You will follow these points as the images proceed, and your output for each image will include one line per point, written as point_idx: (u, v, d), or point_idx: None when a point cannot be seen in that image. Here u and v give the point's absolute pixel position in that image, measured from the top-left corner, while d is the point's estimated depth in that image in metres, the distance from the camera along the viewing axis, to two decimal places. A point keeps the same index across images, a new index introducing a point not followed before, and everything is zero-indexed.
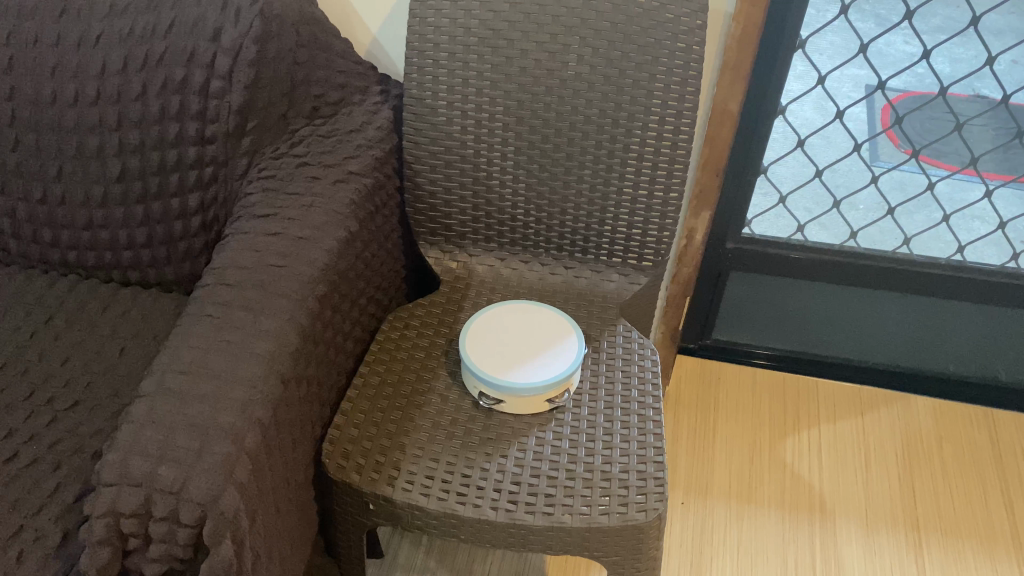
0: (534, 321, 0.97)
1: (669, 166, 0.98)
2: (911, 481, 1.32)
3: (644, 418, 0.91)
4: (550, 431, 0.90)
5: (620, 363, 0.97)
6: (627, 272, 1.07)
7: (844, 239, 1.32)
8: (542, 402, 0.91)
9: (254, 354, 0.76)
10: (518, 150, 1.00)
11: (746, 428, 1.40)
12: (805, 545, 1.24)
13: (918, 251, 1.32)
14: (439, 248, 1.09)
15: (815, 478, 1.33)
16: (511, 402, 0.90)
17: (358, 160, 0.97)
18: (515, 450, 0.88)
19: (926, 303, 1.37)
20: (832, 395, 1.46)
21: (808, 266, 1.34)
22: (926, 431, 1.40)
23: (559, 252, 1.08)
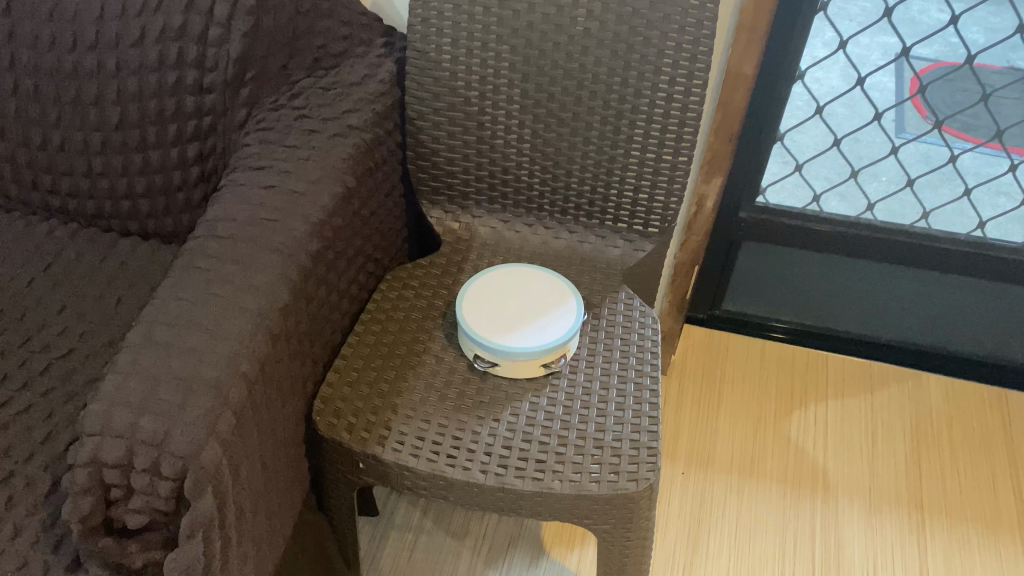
0: (534, 284, 0.95)
1: (679, 129, 0.95)
2: (918, 461, 1.30)
3: (640, 387, 0.89)
4: (545, 396, 0.88)
5: (620, 330, 0.95)
6: (633, 238, 1.04)
7: (861, 211, 1.28)
8: (539, 366, 0.89)
9: (243, 308, 0.75)
10: (523, 108, 0.97)
11: (751, 401, 1.38)
12: (805, 523, 1.23)
13: (937, 225, 1.28)
14: (441, 208, 1.07)
15: (820, 454, 1.31)
16: (507, 366, 0.89)
17: (358, 114, 0.95)
18: (508, 414, 0.87)
19: (943, 279, 1.34)
20: (842, 369, 1.43)
21: (822, 238, 1.30)
22: (936, 410, 1.37)
23: (563, 215, 1.06)
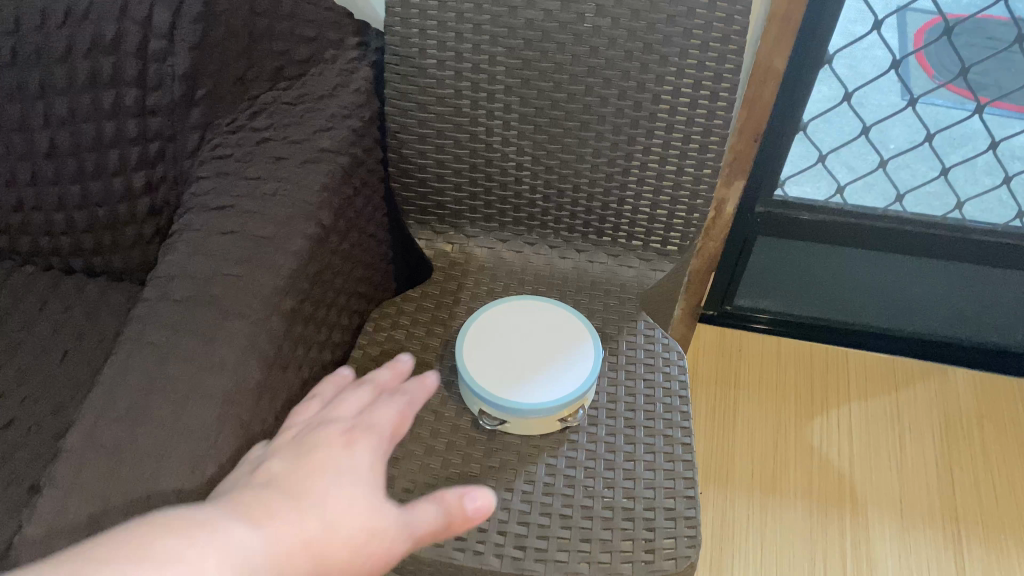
0: (542, 321, 0.83)
1: (703, 138, 0.82)
2: (949, 468, 1.22)
3: (670, 441, 0.79)
4: (563, 457, 0.78)
5: (642, 370, 0.84)
6: (651, 257, 0.93)
7: (888, 203, 1.17)
8: (556, 421, 0.78)
9: (207, 394, 0.62)
10: (523, 117, 0.84)
11: (769, 407, 1.28)
12: (834, 543, 1.14)
13: (973, 216, 1.16)
14: (431, 229, 0.94)
15: (845, 464, 1.22)
16: (520, 423, 0.77)
17: (330, 134, 0.80)
18: (522, 482, 0.76)
19: (973, 271, 1.23)
20: (863, 367, 1.33)
21: (844, 231, 1.19)
22: (965, 408, 1.28)
23: (570, 232, 0.93)
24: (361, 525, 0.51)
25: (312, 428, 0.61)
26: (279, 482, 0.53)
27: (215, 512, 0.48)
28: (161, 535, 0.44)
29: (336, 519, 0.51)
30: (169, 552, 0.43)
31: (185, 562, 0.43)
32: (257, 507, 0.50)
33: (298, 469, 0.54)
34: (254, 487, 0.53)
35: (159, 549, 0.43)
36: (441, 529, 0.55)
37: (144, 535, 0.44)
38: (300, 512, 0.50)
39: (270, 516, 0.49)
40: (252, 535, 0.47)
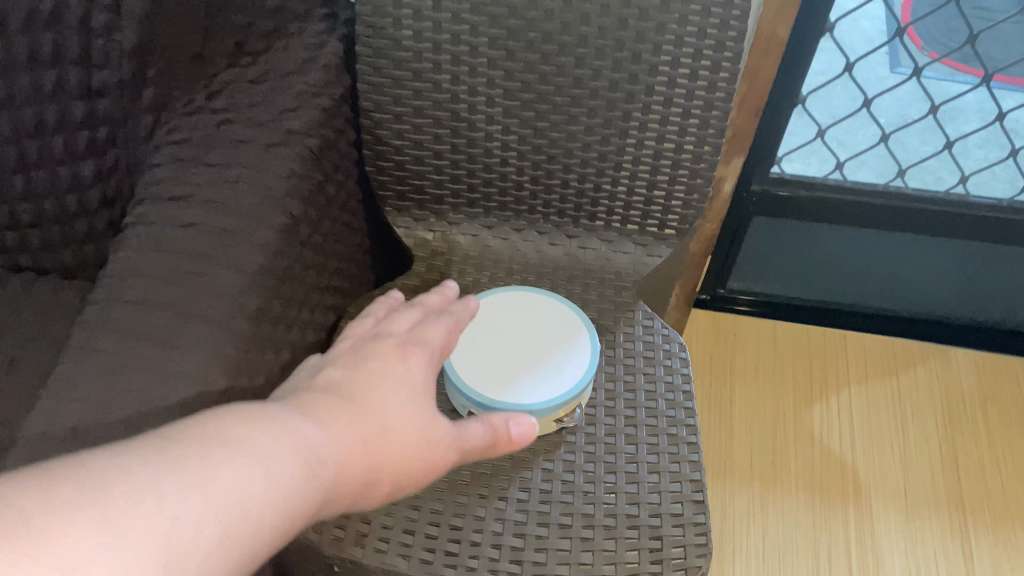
0: (535, 314, 0.77)
1: (704, 113, 0.75)
2: (953, 453, 1.18)
3: (675, 441, 0.73)
4: (559, 461, 0.72)
5: (642, 364, 0.79)
6: (646, 241, 0.86)
7: (889, 179, 1.12)
8: (552, 422, 0.72)
9: (165, 407, 0.56)
10: (508, 93, 0.77)
11: (767, 395, 1.23)
12: (838, 535, 1.10)
13: (976, 191, 1.12)
14: (410, 216, 0.88)
15: (847, 452, 1.17)
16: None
17: (298, 114, 0.74)
18: (517, 490, 0.70)
19: (975, 248, 1.18)
20: (863, 349, 1.29)
21: (843, 210, 1.14)
22: (968, 390, 1.24)
23: (560, 216, 0.87)
24: (420, 435, 0.51)
25: (366, 338, 0.59)
26: (339, 386, 0.51)
27: (280, 406, 0.47)
28: (234, 425, 0.42)
29: (395, 425, 0.50)
30: (241, 443, 0.41)
31: (259, 455, 0.41)
32: (321, 406, 0.48)
33: (359, 375, 0.53)
34: (315, 389, 0.51)
35: (232, 439, 0.41)
36: (489, 445, 0.55)
37: (211, 426, 0.42)
38: (362, 416, 0.49)
39: (335, 416, 0.48)
40: (319, 433, 0.45)
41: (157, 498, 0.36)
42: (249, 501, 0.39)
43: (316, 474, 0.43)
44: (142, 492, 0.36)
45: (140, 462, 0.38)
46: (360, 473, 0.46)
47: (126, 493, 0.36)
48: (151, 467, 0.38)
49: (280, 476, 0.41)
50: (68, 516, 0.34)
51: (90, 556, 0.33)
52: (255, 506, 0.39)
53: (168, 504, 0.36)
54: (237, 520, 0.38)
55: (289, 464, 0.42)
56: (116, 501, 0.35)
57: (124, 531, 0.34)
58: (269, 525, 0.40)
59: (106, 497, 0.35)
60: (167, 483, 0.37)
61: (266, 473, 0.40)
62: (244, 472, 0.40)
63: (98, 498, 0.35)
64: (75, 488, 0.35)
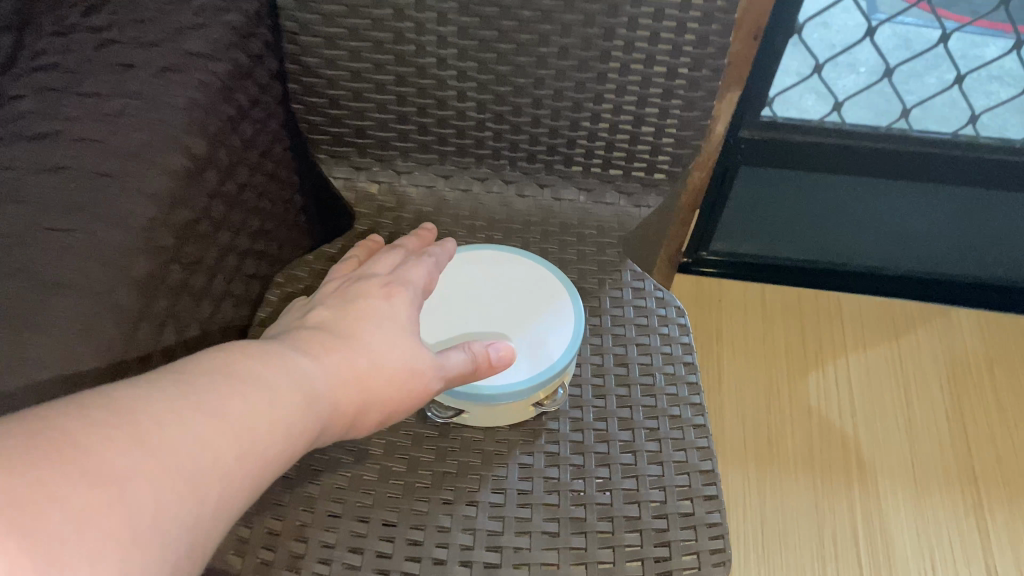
0: (505, 277, 0.64)
1: (702, 28, 0.60)
2: (961, 421, 1.07)
3: (679, 424, 0.61)
4: (540, 454, 0.60)
5: (634, 335, 0.66)
6: (632, 190, 0.73)
7: (891, 118, 1.00)
8: (528, 407, 0.60)
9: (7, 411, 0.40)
10: (462, 7, 0.62)
11: (758, 365, 1.12)
12: (843, 516, 0.99)
13: (987, 133, 0.99)
14: (349, 164, 0.73)
15: (847, 424, 1.07)
16: (483, 413, 0.59)
17: (201, 32, 0.58)
18: (490, 492, 0.57)
19: (983, 197, 1.07)
20: (858, 312, 1.18)
21: (839, 157, 1.02)
22: (973, 352, 1.14)
23: (531, 160, 0.72)
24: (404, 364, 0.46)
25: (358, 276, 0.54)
26: (329, 318, 0.48)
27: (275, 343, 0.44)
28: (241, 360, 0.40)
29: (398, 352, 0.47)
30: (249, 373, 0.39)
31: (268, 385, 0.40)
32: (312, 342, 0.45)
33: (347, 310, 0.49)
34: (309, 323, 0.48)
35: (239, 370, 0.39)
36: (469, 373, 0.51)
37: (210, 361, 0.40)
38: (363, 343, 0.46)
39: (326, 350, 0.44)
40: (321, 364, 0.43)
41: (175, 421, 0.35)
42: (261, 432, 0.38)
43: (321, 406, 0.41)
44: (161, 420, 0.35)
45: (155, 390, 0.36)
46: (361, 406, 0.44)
47: (150, 419, 0.34)
48: (165, 396, 0.36)
49: (288, 406, 0.39)
50: (100, 440, 0.32)
51: (123, 478, 0.32)
52: (261, 436, 0.38)
53: (186, 431, 0.35)
54: (251, 450, 0.37)
55: (290, 396, 0.40)
56: (140, 426, 0.34)
57: (147, 456, 0.33)
58: (277, 456, 0.39)
59: (130, 422, 0.34)
60: (184, 411, 0.36)
61: (275, 402, 0.39)
62: (256, 402, 0.38)
63: (121, 423, 0.33)
64: (99, 411, 0.33)
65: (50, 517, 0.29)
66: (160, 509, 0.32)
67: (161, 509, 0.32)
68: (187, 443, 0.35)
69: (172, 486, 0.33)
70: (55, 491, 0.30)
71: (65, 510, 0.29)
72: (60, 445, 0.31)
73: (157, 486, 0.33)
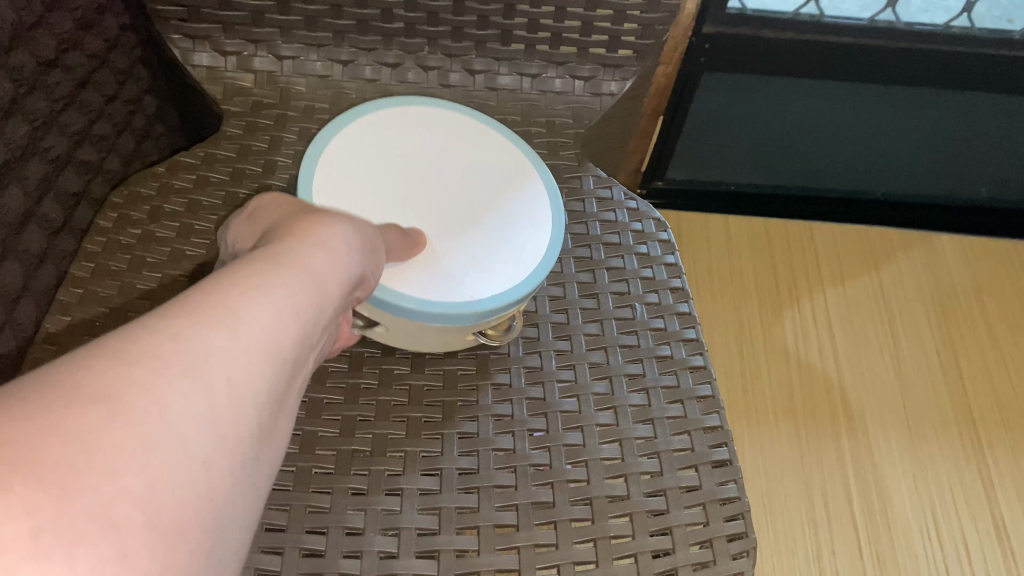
0: (442, 159, 0.48)
1: None
2: (953, 355, 0.96)
3: (671, 368, 0.46)
4: (488, 419, 0.43)
5: (602, 255, 0.50)
6: (589, 73, 0.57)
7: (878, 9, 0.86)
8: (468, 335, 0.44)
9: None
10: None
11: (726, 304, 0.98)
12: (832, 468, 0.86)
13: (984, 24, 0.88)
14: (211, 47, 0.54)
15: (831, 365, 0.94)
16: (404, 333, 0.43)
17: None
18: (420, 475, 0.41)
19: (973, 104, 0.94)
20: (833, 242, 1.05)
21: (816, 59, 0.87)
22: (960, 280, 1.02)
23: (456, 36, 0.55)
24: (356, 246, 0.36)
25: (250, 218, 0.40)
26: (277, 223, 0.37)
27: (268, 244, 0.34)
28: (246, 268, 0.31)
29: (361, 234, 0.37)
30: (260, 272, 0.30)
31: (262, 279, 0.30)
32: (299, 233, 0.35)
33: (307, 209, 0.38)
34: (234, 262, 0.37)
35: (244, 271, 0.30)
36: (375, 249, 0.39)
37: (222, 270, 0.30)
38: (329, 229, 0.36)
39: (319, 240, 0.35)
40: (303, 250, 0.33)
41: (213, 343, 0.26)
42: (270, 338, 0.28)
43: (321, 303, 0.32)
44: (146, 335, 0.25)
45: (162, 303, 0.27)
46: (343, 303, 0.35)
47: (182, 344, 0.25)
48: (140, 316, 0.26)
49: (307, 308, 0.31)
50: (75, 369, 0.23)
51: (120, 408, 0.23)
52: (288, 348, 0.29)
53: (180, 343, 0.26)
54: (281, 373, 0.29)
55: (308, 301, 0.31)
56: (166, 354, 0.25)
57: (177, 391, 0.24)
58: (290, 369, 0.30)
59: (150, 345, 0.25)
60: (199, 324, 0.26)
61: (297, 303, 0.30)
62: (262, 302, 0.29)
63: (140, 357, 0.24)
64: (117, 347, 0.24)
65: (40, 471, 0.20)
66: (206, 458, 0.24)
67: (180, 444, 0.24)
68: (185, 357, 0.25)
69: (213, 438, 0.25)
70: (43, 436, 0.21)
71: (118, 474, 0.22)
72: (83, 389, 0.23)
73: (198, 424, 0.25)
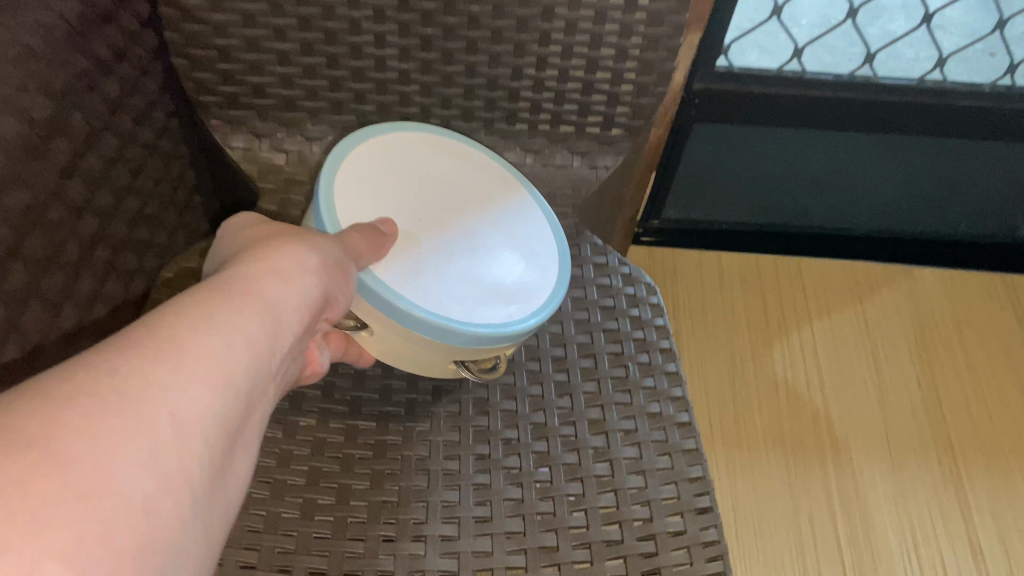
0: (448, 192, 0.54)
1: None
2: (934, 385, 1.01)
3: (660, 424, 0.52)
4: (499, 471, 0.49)
5: (600, 319, 0.56)
6: (586, 149, 0.63)
7: (856, 65, 0.92)
8: (447, 362, 0.50)
9: None
10: None
11: (718, 339, 1.04)
12: (818, 493, 0.92)
13: (956, 77, 0.93)
14: (248, 132, 0.61)
15: (817, 395, 1.00)
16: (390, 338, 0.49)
17: None
18: (441, 523, 0.47)
19: (952, 151, 1.00)
20: (820, 277, 1.11)
21: (800, 112, 0.93)
22: (941, 313, 1.08)
23: (467, 119, 0.61)
24: (303, 279, 0.40)
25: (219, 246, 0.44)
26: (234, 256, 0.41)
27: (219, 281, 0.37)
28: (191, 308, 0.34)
29: (313, 265, 0.41)
30: (204, 312, 0.34)
31: (205, 319, 0.34)
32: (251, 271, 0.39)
33: (261, 244, 0.42)
34: None
35: (188, 310, 0.33)
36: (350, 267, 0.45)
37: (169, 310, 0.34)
38: (278, 261, 0.40)
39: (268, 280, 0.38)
40: (247, 286, 0.37)
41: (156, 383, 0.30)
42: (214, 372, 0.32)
43: (263, 331, 0.36)
44: (95, 388, 0.29)
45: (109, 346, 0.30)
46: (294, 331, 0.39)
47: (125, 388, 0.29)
48: (80, 359, 0.30)
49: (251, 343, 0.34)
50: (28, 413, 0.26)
51: (66, 447, 0.26)
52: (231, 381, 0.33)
53: (122, 386, 0.29)
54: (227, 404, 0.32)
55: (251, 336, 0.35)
56: (110, 397, 0.28)
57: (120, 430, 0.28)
58: (235, 396, 0.33)
59: (97, 389, 0.28)
60: (142, 367, 0.30)
61: (239, 341, 0.34)
62: (204, 343, 0.32)
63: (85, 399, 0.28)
64: (62, 392, 0.28)
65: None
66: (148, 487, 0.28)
67: (123, 480, 0.27)
68: (127, 399, 0.29)
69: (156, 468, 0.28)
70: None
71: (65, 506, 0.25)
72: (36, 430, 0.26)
73: (141, 456, 0.28)
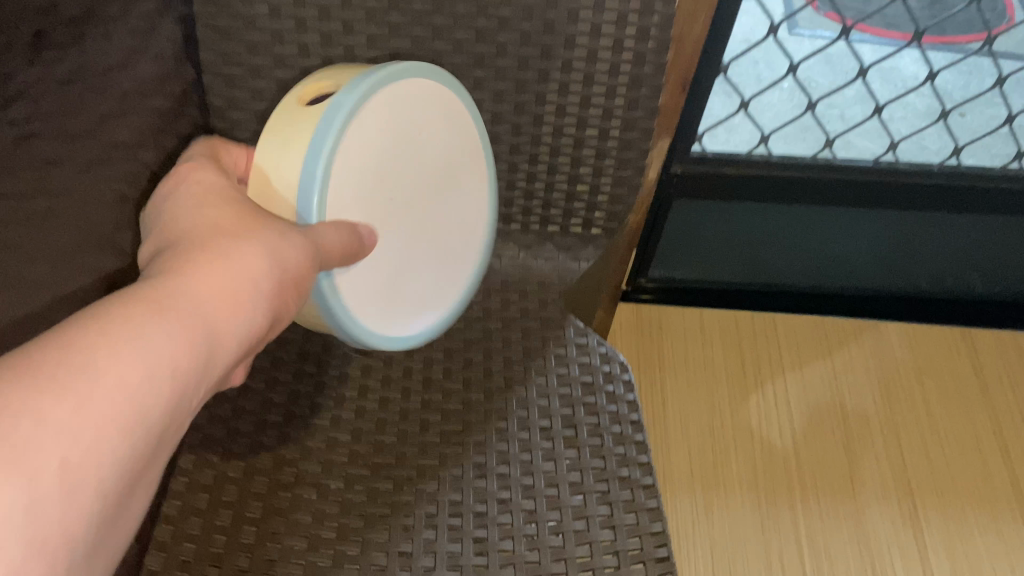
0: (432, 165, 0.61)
1: (629, 96, 0.65)
2: (896, 433, 1.11)
3: (628, 485, 0.62)
4: (495, 526, 0.60)
5: (581, 394, 0.67)
6: (569, 245, 0.76)
7: (817, 148, 1.04)
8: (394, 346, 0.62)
9: None
10: None
11: (699, 391, 1.14)
12: (787, 533, 1.02)
13: (907, 157, 1.04)
14: None
15: (788, 443, 1.10)
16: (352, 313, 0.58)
17: (130, 125, 0.56)
18: (446, 569, 0.57)
19: (907, 219, 1.11)
20: (793, 332, 1.22)
21: (769, 189, 1.04)
22: (904, 365, 1.18)
23: None
24: (246, 276, 0.44)
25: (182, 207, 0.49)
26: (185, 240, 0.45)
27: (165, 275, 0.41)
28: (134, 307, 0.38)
29: (257, 262, 0.45)
30: (145, 314, 0.38)
31: (148, 323, 0.38)
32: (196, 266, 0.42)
33: (209, 234, 0.45)
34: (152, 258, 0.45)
35: (130, 312, 0.38)
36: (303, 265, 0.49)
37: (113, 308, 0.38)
38: (226, 257, 0.44)
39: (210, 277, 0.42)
40: (188, 285, 0.41)
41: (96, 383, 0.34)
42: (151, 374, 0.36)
43: (201, 331, 0.40)
44: (44, 384, 0.33)
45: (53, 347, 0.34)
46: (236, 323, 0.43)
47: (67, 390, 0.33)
48: (26, 356, 0.34)
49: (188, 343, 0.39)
50: None
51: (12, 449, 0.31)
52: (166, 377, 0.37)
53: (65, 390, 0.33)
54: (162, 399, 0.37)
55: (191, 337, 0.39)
56: (54, 397, 0.33)
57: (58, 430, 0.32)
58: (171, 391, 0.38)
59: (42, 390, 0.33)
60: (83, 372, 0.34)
61: (178, 340, 0.38)
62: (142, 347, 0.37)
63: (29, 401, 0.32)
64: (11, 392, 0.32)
65: None
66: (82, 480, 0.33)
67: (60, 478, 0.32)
68: (68, 402, 0.33)
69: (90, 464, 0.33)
70: None
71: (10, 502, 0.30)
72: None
73: (77, 454, 0.32)
